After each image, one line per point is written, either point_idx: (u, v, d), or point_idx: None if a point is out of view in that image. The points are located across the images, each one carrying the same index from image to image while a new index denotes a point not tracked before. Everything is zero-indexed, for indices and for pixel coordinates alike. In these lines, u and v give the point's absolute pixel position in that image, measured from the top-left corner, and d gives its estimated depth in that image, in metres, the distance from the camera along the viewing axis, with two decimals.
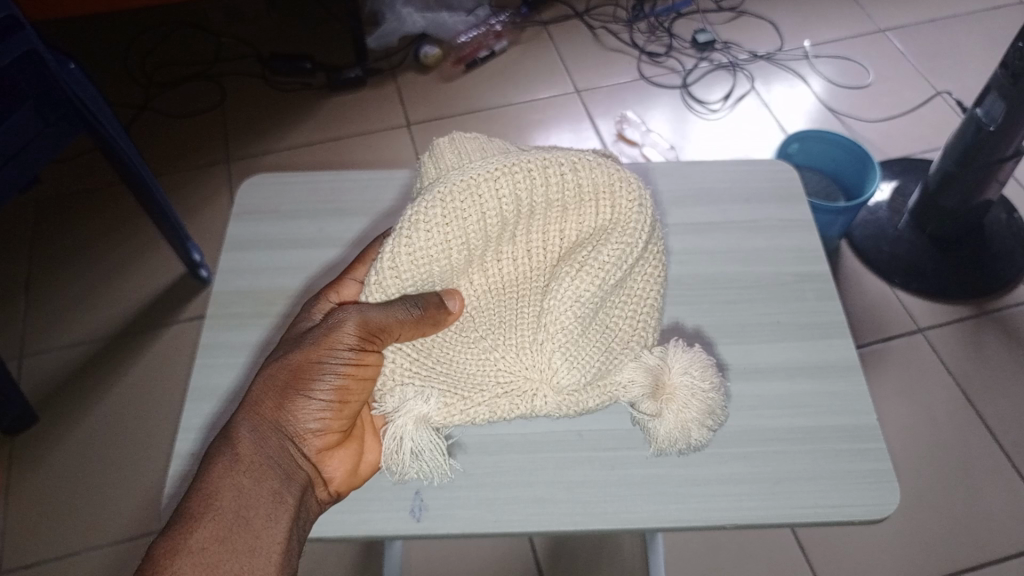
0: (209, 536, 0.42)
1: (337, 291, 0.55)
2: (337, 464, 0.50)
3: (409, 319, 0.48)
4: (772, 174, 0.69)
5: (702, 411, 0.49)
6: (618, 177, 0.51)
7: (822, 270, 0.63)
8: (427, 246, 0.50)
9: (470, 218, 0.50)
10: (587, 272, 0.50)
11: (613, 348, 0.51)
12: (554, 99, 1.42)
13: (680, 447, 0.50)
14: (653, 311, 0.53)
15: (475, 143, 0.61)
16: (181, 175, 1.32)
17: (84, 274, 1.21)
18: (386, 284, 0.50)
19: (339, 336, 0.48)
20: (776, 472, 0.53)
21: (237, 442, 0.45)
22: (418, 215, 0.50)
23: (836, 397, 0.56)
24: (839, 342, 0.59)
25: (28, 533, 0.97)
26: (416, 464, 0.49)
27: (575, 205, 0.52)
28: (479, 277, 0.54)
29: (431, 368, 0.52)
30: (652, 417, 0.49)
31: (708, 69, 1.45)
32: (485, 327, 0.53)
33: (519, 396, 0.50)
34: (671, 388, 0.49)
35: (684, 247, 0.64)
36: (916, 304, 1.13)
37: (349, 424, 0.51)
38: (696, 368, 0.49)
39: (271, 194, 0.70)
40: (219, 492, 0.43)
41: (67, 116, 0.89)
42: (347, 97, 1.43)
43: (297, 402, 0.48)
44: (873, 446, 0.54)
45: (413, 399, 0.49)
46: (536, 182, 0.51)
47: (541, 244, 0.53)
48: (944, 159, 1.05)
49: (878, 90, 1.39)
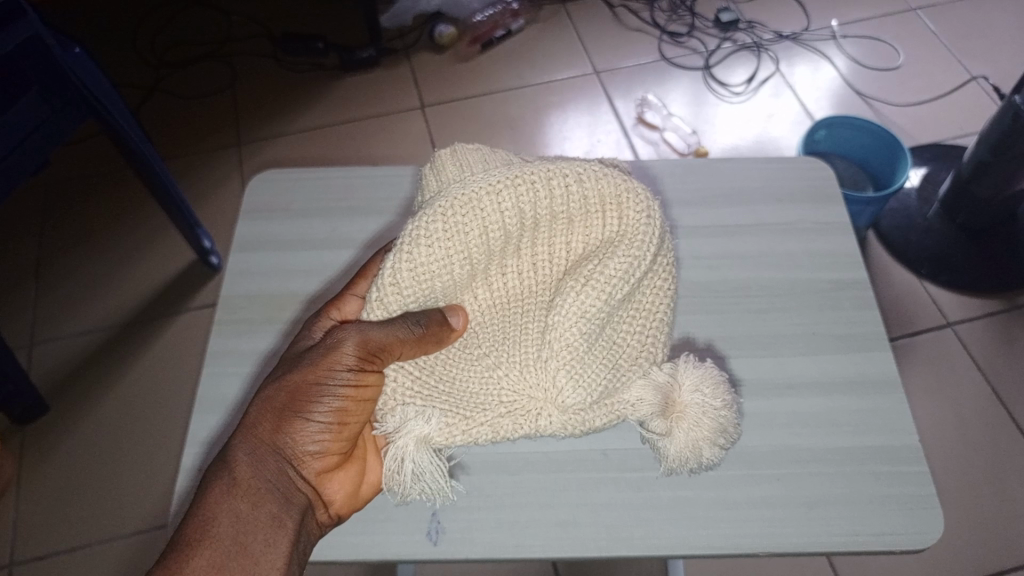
0: (206, 564, 0.40)
1: (338, 308, 0.53)
2: (336, 486, 0.48)
3: (410, 337, 0.47)
4: (806, 172, 0.65)
5: (714, 429, 0.47)
6: (625, 188, 0.50)
7: (860, 276, 0.59)
8: (428, 261, 0.49)
9: (472, 232, 0.49)
10: (593, 285, 0.48)
11: (620, 365, 0.50)
12: (572, 80, 1.38)
13: (692, 468, 0.48)
14: (662, 324, 0.52)
15: (478, 155, 0.60)
16: (191, 158, 1.30)
17: (95, 260, 1.19)
18: (387, 301, 0.49)
19: (339, 357, 0.47)
20: (811, 495, 0.49)
21: (235, 465, 0.44)
22: (419, 230, 0.48)
23: (876, 415, 0.52)
24: (878, 355, 0.55)
25: (39, 525, 0.96)
26: (419, 485, 0.47)
27: (581, 216, 0.51)
28: (483, 291, 0.52)
29: (434, 387, 0.51)
30: (663, 436, 0.47)
31: (732, 50, 1.41)
32: (488, 342, 0.52)
33: (523, 415, 0.49)
34: (682, 406, 0.47)
35: (713, 250, 0.61)
36: (945, 297, 1.10)
37: (350, 445, 0.49)
38: (708, 386, 0.48)
39: (278, 192, 0.67)
40: (216, 518, 0.42)
41: (73, 101, 0.86)
42: (360, 79, 1.40)
43: (296, 424, 0.46)
44: (916, 468, 0.50)
45: (415, 419, 0.47)
46: (539, 193, 0.49)
47: (546, 257, 0.52)
48: (978, 147, 1.01)
49: (908, 73, 1.34)
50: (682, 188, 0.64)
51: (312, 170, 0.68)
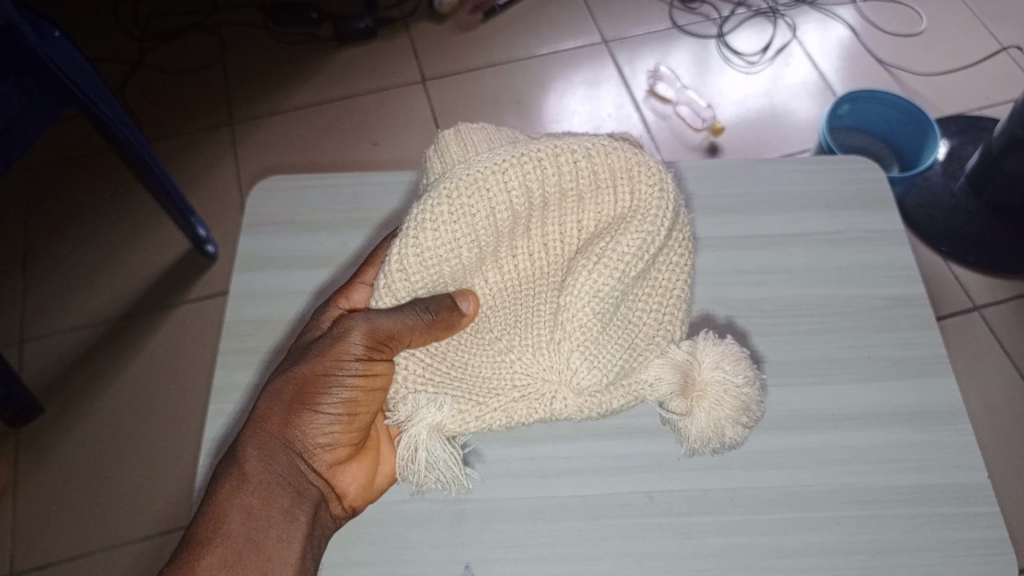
0: (217, 562, 0.41)
1: (347, 296, 0.51)
2: (350, 478, 0.48)
3: (420, 324, 0.45)
4: (856, 174, 0.62)
5: (735, 408, 0.44)
6: (636, 161, 0.48)
7: (916, 292, 0.57)
8: (436, 245, 0.46)
9: (480, 214, 0.47)
10: (606, 262, 0.46)
11: (637, 344, 0.47)
12: (579, 49, 1.31)
13: (713, 448, 0.46)
14: (679, 301, 0.49)
15: (483, 134, 0.56)
16: (182, 140, 1.24)
17: (85, 250, 1.13)
18: (395, 288, 0.47)
19: (347, 347, 0.45)
20: (873, 540, 0.48)
21: (243, 460, 0.44)
22: (426, 214, 0.46)
23: (941, 450, 0.50)
24: (939, 382, 0.53)
25: (39, 533, 0.93)
26: (433, 474, 0.46)
27: (591, 193, 0.48)
28: (493, 275, 0.50)
29: (446, 374, 0.48)
30: (683, 416, 0.45)
31: (747, 16, 1.33)
32: (499, 327, 0.49)
33: (538, 399, 0.47)
34: (701, 384, 0.45)
35: (761, 266, 0.58)
36: (971, 280, 1.05)
37: (362, 435, 0.49)
38: (728, 362, 0.45)
39: (283, 202, 0.62)
40: (226, 516, 0.42)
41: (54, 90, 0.81)
42: (357, 51, 1.33)
43: (304, 416, 0.45)
44: (982, 509, 0.48)
45: (427, 407, 0.46)
46: (547, 171, 0.47)
47: (557, 236, 0.50)
48: (1012, 120, 0.95)
49: (932, 39, 1.28)
50: (722, 194, 0.61)
51: (318, 176, 0.63)
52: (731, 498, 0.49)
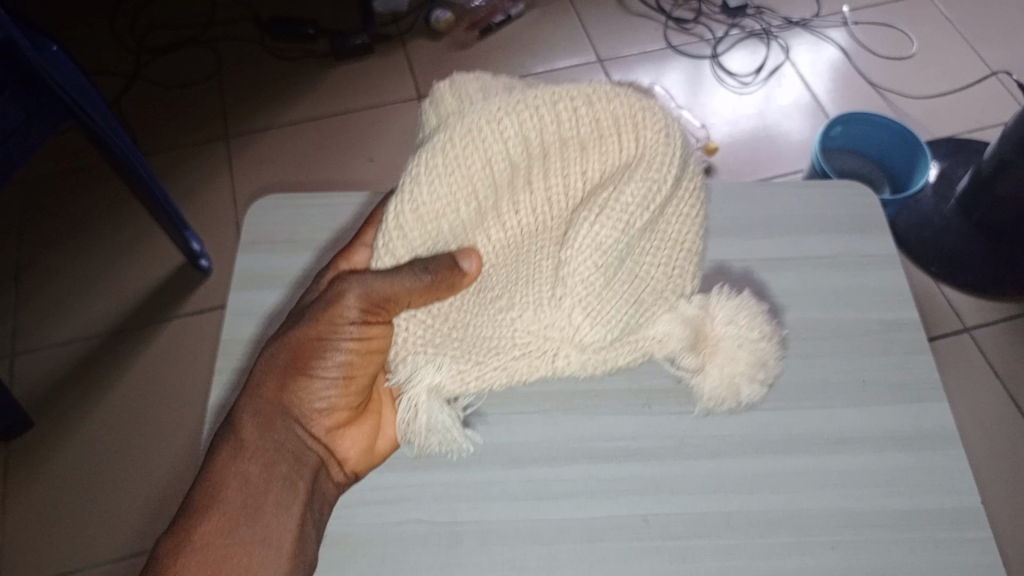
0: (215, 529, 0.45)
1: (348, 257, 0.51)
2: (351, 442, 0.50)
3: (417, 287, 0.44)
4: (852, 198, 0.62)
5: (753, 365, 0.50)
6: (640, 107, 0.46)
7: (911, 317, 0.57)
8: (432, 202, 0.45)
9: (477, 167, 0.44)
10: (610, 217, 0.47)
11: (642, 298, 0.50)
12: (575, 68, 1.32)
13: (729, 406, 0.51)
14: (687, 251, 0.50)
15: (479, 83, 0.51)
16: (177, 154, 1.24)
17: (77, 263, 1.13)
18: (393, 247, 0.45)
19: (341, 311, 0.46)
20: (868, 564, 0.48)
21: (240, 428, 0.47)
22: (420, 170, 0.44)
23: (936, 475, 0.51)
24: (934, 407, 0.53)
25: (25, 548, 0.92)
26: (436, 437, 0.48)
27: (595, 140, 0.46)
28: (491, 232, 0.48)
29: (447, 334, 0.50)
30: (696, 371, 0.50)
31: (740, 37, 1.35)
32: (501, 285, 0.51)
33: (540, 356, 0.51)
34: (714, 341, 0.50)
35: (757, 289, 0.58)
36: (962, 301, 1.06)
37: (362, 398, 0.51)
38: (743, 318, 0.50)
39: (282, 220, 0.62)
40: (224, 483, 0.46)
41: (51, 104, 0.81)
42: (353, 67, 1.33)
43: (301, 382, 0.48)
44: (977, 534, 0.49)
45: (426, 367, 0.48)
46: (546, 119, 0.45)
47: (558, 188, 0.48)
48: (1002, 143, 0.96)
49: (923, 63, 1.30)
50: (719, 217, 0.61)
51: (318, 194, 0.63)
52: (727, 521, 0.50)
